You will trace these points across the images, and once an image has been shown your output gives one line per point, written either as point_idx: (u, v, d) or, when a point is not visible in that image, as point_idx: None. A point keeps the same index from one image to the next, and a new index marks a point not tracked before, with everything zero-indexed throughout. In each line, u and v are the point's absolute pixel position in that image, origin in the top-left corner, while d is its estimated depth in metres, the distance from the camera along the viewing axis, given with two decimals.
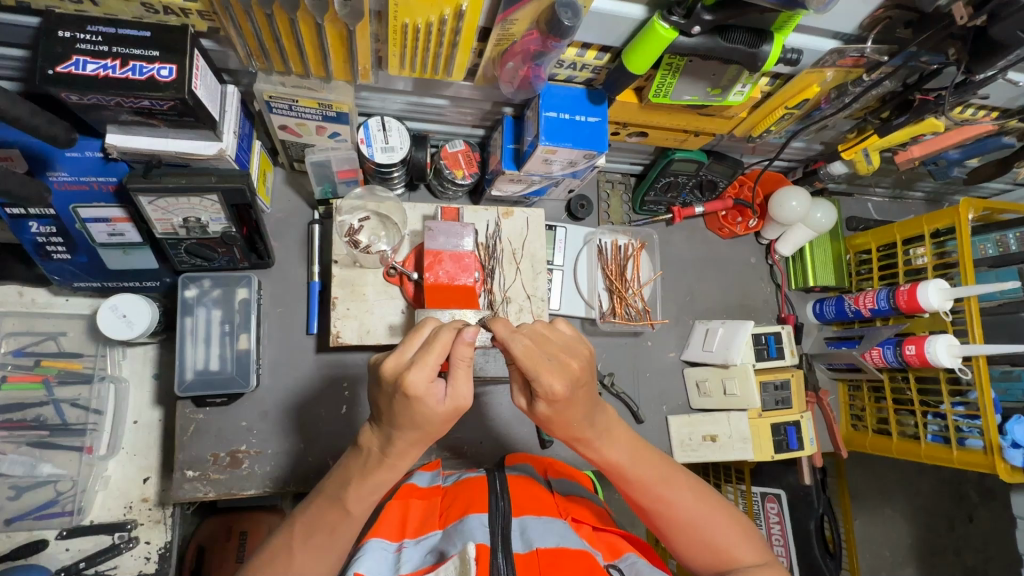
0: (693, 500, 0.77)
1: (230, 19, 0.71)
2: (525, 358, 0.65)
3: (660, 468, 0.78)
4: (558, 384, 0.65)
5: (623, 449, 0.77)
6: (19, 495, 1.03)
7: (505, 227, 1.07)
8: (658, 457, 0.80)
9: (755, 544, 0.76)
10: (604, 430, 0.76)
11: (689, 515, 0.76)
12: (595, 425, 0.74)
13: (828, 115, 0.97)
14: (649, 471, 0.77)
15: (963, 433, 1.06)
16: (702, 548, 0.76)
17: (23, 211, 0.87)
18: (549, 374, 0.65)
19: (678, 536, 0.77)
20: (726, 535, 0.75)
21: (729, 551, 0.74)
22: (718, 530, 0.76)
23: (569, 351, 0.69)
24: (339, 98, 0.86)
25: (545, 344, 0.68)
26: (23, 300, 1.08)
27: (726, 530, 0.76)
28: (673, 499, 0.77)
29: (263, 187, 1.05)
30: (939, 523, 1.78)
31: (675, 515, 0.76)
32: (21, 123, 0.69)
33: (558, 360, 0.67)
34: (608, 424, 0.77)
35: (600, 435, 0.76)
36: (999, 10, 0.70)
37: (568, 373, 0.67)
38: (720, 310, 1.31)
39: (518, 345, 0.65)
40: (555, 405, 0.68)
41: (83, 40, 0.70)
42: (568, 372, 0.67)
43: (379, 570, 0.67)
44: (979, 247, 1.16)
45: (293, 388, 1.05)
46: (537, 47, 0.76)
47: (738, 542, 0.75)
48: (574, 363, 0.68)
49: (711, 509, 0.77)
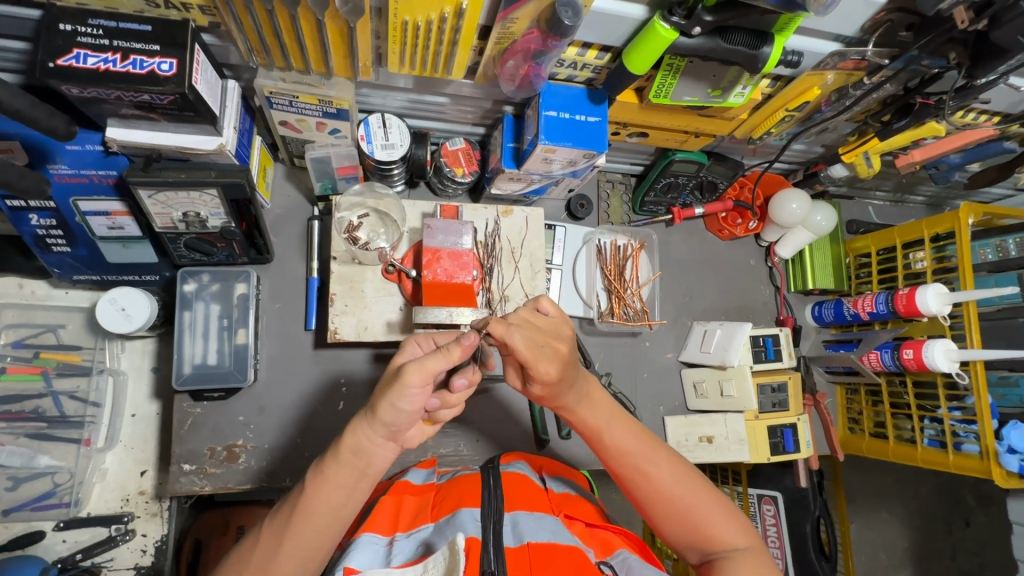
0: (674, 475, 0.76)
1: (231, 15, 0.71)
2: (524, 348, 0.67)
3: (642, 440, 0.79)
4: (550, 371, 0.69)
5: (604, 416, 0.79)
6: (16, 486, 1.02)
7: (504, 225, 1.07)
8: (642, 432, 0.80)
9: (736, 522, 0.75)
10: (586, 394, 0.78)
11: (670, 490, 0.76)
12: (578, 394, 0.76)
13: (828, 118, 0.97)
14: (629, 440, 0.78)
15: (960, 437, 1.05)
16: (682, 525, 0.75)
17: (23, 204, 0.87)
18: (544, 361, 0.68)
19: (658, 511, 0.76)
20: (707, 513, 0.74)
21: (709, 531, 0.73)
22: (699, 508, 0.74)
23: (556, 335, 0.72)
24: (339, 94, 0.86)
25: (536, 330, 0.70)
26: (23, 292, 1.10)
27: (707, 507, 0.75)
28: (655, 473, 0.76)
29: (263, 182, 1.05)
30: (936, 528, 1.77)
31: (655, 489, 0.76)
32: (21, 115, 0.69)
33: (549, 347, 0.69)
34: (589, 390, 0.78)
35: (580, 398, 0.77)
36: (1001, 13, 0.70)
37: (559, 358, 0.69)
38: (718, 311, 1.31)
39: (516, 336, 0.67)
40: (547, 386, 0.72)
41: (84, 33, 0.70)
42: (558, 358, 0.69)
43: (370, 563, 0.67)
44: (979, 252, 1.16)
45: (288, 384, 1.05)
46: (538, 46, 0.76)
47: (719, 523, 0.74)
48: (563, 347, 0.70)
49: (694, 487, 0.76)
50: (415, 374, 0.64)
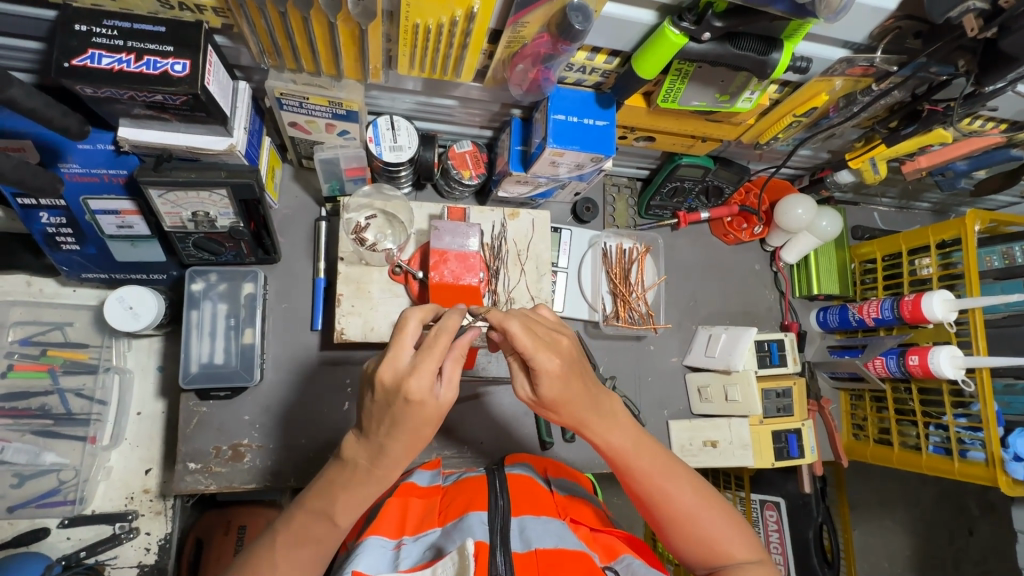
0: (692, 493, 0.76)
1: (244, 17, 0.72)
2: (523, 336, 0.66)
3: (661, 459, 0.77)
4: (553, 361, 0.67)
5: (626, 435, 0.76)
6: (21, 483, 1.03)
7: (511, 228, 1.08)
8: (658, 448, 0.78)
9: (751, 541, 0.75)
10: (607, 411, 0.75)
11: (688, 507, 0.75)
12: (597, 408, 0.74)
13: (835, 124, 0.98)
14: (648, 458, 0.76)
15: (965, 444, 1.05)
16: (697, 540, 0.74)
17: (34, 202, 0.88)
18: (544, 351, 0.67)
19: (673, 528, 0.75)
20: (724, 532, 0.74)
21: (724, 546, 0.73)
22: (714, 525, 0.74)
23: (559, 331, 0.72)
24: (349, 96, 0.86)
25: (535, 324, 0.70)
26: (31, 290, 1.11)
27: (723, 525, 0.75)
28: (673, 490, 0.75)
29: (271, 183, 1.06)
30: (939, 536, 1.77)
31: (673, 507, 0.75)
32: (36, 114, 0.70)
33: (551, 339, 0.69)
34: (610, 407, 0.76)
35: (602, 417, 0.74)
36: (1010, 22, 0.70)
37: (560, 350, 0.69)
38: (723, 316, 1.31)
39: (515, 324, 0.66)
40: (554, 384, 0.68)
41: (99, 33, 0.71)
42: (560, 349, 0.68)
43: (378, 566, 0.67)
44: (985, 259, 1.15)
45: (294, 383, 1.05)
46: (548, 50, 0.77)
47: (732, 538, 0.74)
48: (565, 341, 0.70)
49: (711, 505, 0.76)
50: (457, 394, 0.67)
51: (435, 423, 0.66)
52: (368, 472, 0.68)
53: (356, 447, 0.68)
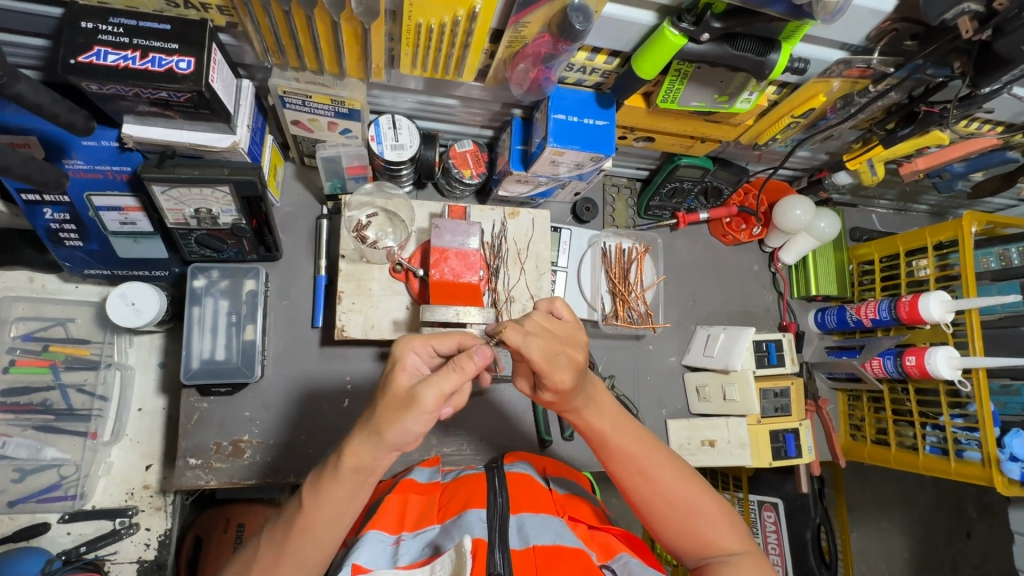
0: (678, 481, 0.76)
1: (249, 15, 0.73)
2: (539, 357, 0.66)
3: (648, 445, 0.78)
4: (566, 379, 0.68)
5: (610, 420, 0.78)
6: (22, 478, 1.03)
7: (511, 227, 1.08)
8: (645, 435, 0.79)
9: (737, 531, 0.75)
10: (594, 398, 0.77)
11: (672, 494, 0.75)
12: (585, 395, 0.75)
13: (833, 125, 0.99)
14: (633, 444, 0.77)
15: (962, 444, 1.05)
16: (681, 528, 0.75)
17: (38, 198, 0.88)
18: (559, 370, 0.67)
19: (658, 515, 0.76)
20: (708, 520, 0.74)
21: (708, 534, 0.73)
22: (699, 513, 0.74)
23: (572, 343, 0.71)
24: (351, 94, 0.87)
25: (551, 338, 0.68)
26: (34, 286, 1.11)
27: (709, 514, 0.75)
28: (659, 477, 0.76)
29: (273, 180, 1.07)
30: (937, 538, 1.77)
31: (657, 493, 0.75)
32: (42, 110, 0.71)
33: (567, 356, 0.68)
34: (596, 394, 0.77)
35: (587, 402, 0.76)
36: (1004, 24, 0.71)
37: (574, 366, 0.68)
38: (721, 316, 1.31)
39: (533, 347, 0.65)
40: (559, 394, 0.71)
41: (105, 31, 0.71)
42: (574, 366, 0.68)
43: (377, 560, 0.67)
44: (982, 260, 1.16)
45: (295, 380, 1.06)
46: (548, 50, 0.78)
47: (717, 527, 0.74)
48: (579, 355, 0.69)
49: (697, 493, 0.76)
50: (429, 394, 0.63)
51: (396, 402, 0.64)
52: (362, 469, 0.68)
53: (358, 444, 0.68)
